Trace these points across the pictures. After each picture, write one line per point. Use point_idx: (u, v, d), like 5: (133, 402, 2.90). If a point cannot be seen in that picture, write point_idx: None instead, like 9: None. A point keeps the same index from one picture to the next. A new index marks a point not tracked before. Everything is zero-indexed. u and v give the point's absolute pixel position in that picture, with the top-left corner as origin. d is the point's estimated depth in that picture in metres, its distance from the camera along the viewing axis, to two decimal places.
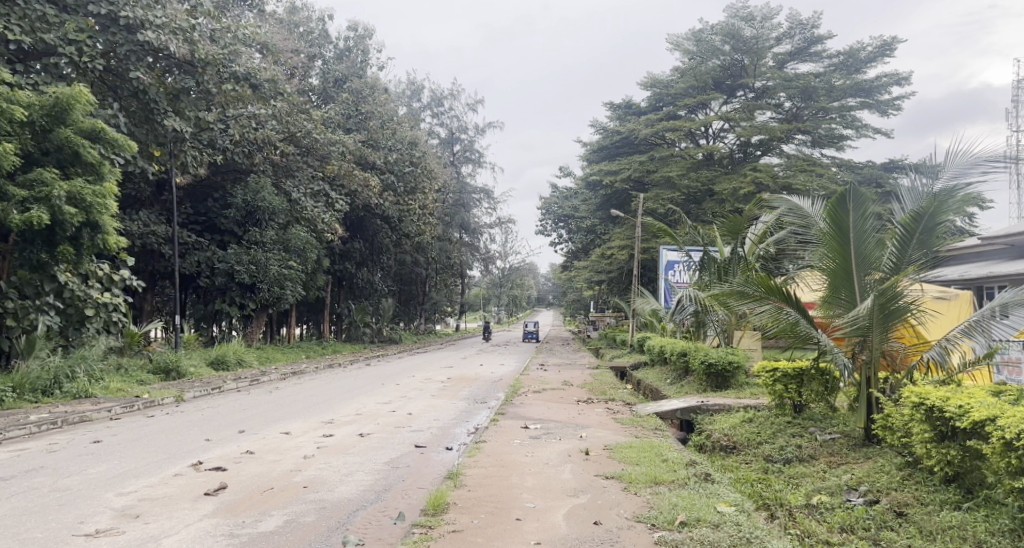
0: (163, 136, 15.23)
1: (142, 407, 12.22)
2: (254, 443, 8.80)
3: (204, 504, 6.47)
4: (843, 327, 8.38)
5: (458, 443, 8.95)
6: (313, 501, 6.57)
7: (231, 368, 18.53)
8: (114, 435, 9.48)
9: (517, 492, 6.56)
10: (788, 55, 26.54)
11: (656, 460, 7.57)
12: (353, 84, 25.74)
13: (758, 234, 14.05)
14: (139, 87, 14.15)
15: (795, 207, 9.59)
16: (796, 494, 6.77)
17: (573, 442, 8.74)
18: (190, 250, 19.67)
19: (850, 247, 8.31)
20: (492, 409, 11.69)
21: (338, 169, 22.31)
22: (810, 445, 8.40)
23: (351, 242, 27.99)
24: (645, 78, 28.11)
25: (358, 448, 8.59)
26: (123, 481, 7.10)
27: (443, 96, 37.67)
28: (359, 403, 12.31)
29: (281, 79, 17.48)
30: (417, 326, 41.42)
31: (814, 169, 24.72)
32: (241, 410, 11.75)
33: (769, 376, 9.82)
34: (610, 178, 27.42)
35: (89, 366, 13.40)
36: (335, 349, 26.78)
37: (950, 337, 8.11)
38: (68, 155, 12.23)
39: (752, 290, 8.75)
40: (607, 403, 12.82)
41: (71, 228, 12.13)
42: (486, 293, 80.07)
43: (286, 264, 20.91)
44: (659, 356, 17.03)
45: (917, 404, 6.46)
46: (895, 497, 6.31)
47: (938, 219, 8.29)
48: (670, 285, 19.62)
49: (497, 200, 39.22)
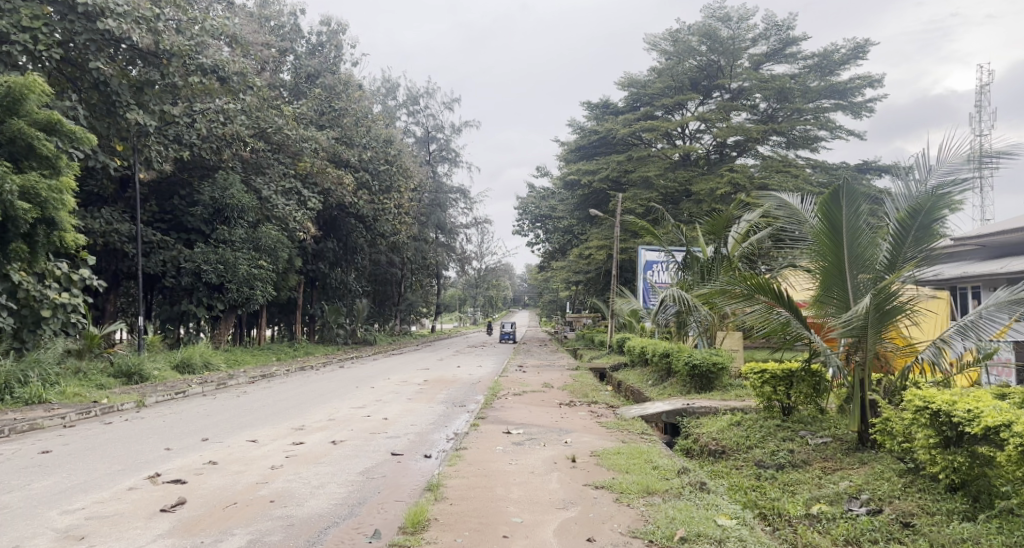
0: (126, 131, 14.63)
1: (100, 413, 11.65)
2: (218, 452, 8.29)
3: (159, 522, 5.99)
4: (838, 328, 8.04)
5: (437, 451, 8.50)
6: (280, 518, 6.11)
7: (198, 371, 17.87)
8: (65, 444, 8.93)
9: (502, 505, 6.14)
10: (764, 56, 26.40)
11: (647, 468, 7.19)
12: (325, 81, 25.14)
13: (741, 233, 13.78)
14: (99, 78, 13.56)
15: (784, 203, 9.20)
16: (793, 503, 6.42)
17: (558, 449, 8.33)
18: (155, 249, 19.00)
19: (843, 245, 8.01)
20: (470, 413, 11.27)
21: (310, 166, 21.90)
22: (802, 449, 8.06)
23: (324, 242, 27.35)
24: (622, 78, 27.83)
25: (330, 457, 8.11)
26: (70, 497, 6.58)
27: (419, 95, 37.13)
28: (332, 407, 11.80)
29: (251, 73, 16.89)
30: (392, 327, 40.83)
31: (790, 170, 24.59)
32: (205, 415, 11.21)
33: (757, 378, 9.46)
34: (587, 178, 27.14)
35: (42, 371, 12.78)
36: (307, 350, 26.13)
37: (944, 337, 7.70)
38: (22, 148, 11.62)
39: (743, 289, 8.42)
40: (588, 405, 12.43)
41: (25, 225, 11.60)
42: (463, 293, 79.50)
43: (256, 263, 20.28)
44: (640, 357, 16.70)
45: (921, 408, 6.14)
46: (898, 506, 5.98)
47: (934, 216, 7.97)
48: (649, 284, 19.29)
49: (473, 200, 38.78)
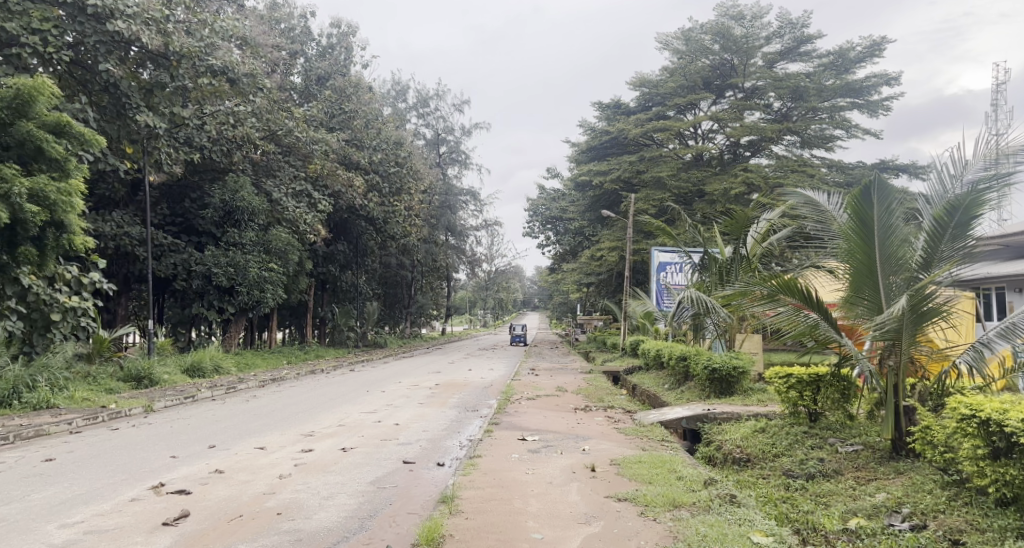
0: (136, 133, 14.37)
1: (106, 419, 11.38)
2: (225, 461, 7.99)
3: (160, 537, 5.69)
4: (870, 331, 7.67)
5: (450, 459, 8.19)
6: (288, 533, 5.79)
7: (208, 376, 17.62)
8: (70, 452, 8.64)
9: (521, 520, 5.82)
10: (779, 55, 25.87)
11: (672, 479, 6.85)
12: (336, 82, 24.87)
13: (761, 232, 13.40)
14: (108, 79, 13.36)
15: (809, 199, 8.80)
16: (829, 516, 6.08)
17: (576, 457, 7.99)
18: (165, 252, 18.79)
19: (875, 245, 7.63)
20: (485, 418, 10.95)
21: (321, 168, 21.65)
22: (833, 458, 7.70)
23: (334, 244, 27.09)
24: (633, 78, 27.39)
25: (339, 465, 7.79)
26: (70, 510, 6.29)
27: (429, 97, 36.86)
28: (342, 413, 11.50)
29: (260, 74, 16.62)
30: (402, 330, 40.55)
31: (805, 170, 24.13)
32: (215, 421, 10.93)
33: (783, 383, 9.07)
34: (599, 178, 26.73)
35: (50, 375, 12.51)
36: (318, 354, 25.83)
37: (984, 342, 7.30)
38: (31, 150, 11.39)
39: (766, 290, 8.11)
40: (606, 410, 12.09)
41: (33, 228, 11.35)
42: (473, 296, 79.17)
43: (266, 266, 20.03)
44: (656, 360, 16.30)
45: (967, 417, 5.80)
46: (945, 522, 5.65)
47: (972, 212, 7.52)
48: (664, 286, 18.92)
49: (483, 203, 38.46)
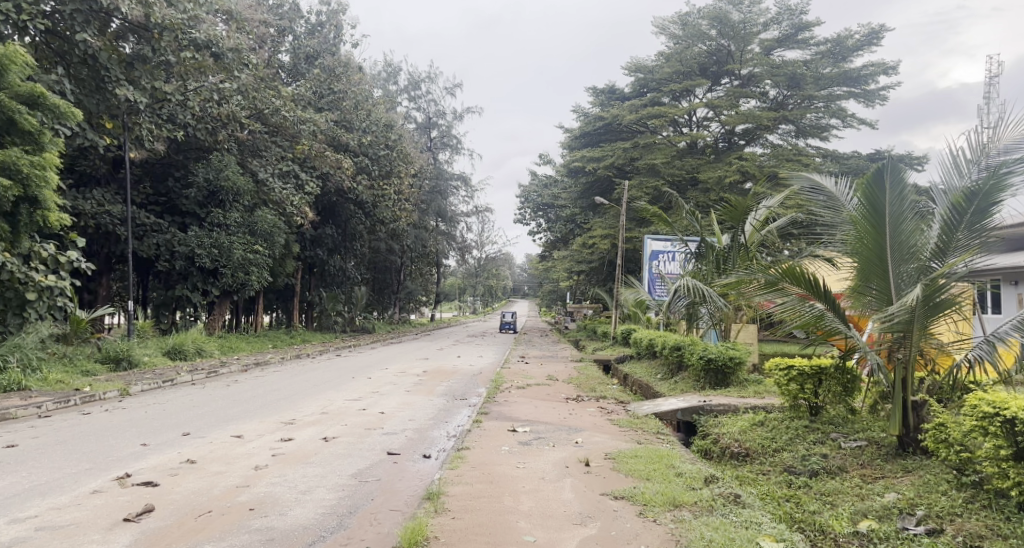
0: (116, 107, 13.82)
1: (79, 403, 10.92)
2: (198, 449, 7.57)
3: (119, 535, 5.27)
4: (878, 322, 7.28)
5: (437, 450, 7.79)
6: (260, 531, 5.39)
7: (189, 358, 17.15)
8: (35, 438, 8.18)
9: (511, 520, 5.44)
10: (776, 41, 25.18)
11: (670, 476, 6.47)
12: (326, 62, 24.06)
13: (759, 220, 12.92)
14: (87, 52, 12.82)
15: (816, 184, 8.29)
16: (837, 516, 5.76)
17: (569, 450, 7.63)
18: (148, 232, 18.24)
19: (886, 232, 7.25)
20: (473, 407, 10.55)
21: (309, 150, 21.14)
22: (836, 455, 7.33)
23: (322, 228, 26.57)
24: (628, 62, 26.93)
25: (319, 456, 7.39)
26: (24, 503, 5.85)
27: (420, 80, 36.22)
28: (326, 399, 11.08)
29: (246, 49, 15.98)
30: (391, 315, 40.10)
31: (800, 159, 23.61)
32: (191, 406, 10.48)
33: (782, 375, 8.68)
34: (592, 165, 26.19)
35: (24, 355, 12.03)
36: (304, 338, 25.40)
37: (997, 334, 6.98)
38: (3, 122, 10.83)
39: (768, 278, 7.75)
40: (598, 400, 11.74)
41: (7, 203, 10.96)
42: (462, 283, 78.71)
43: (251, 248, 19.49)
44: (648, 349, 15.99)
45: (989, 415, 5.53)
46: (962, 527, 5.36)
47: (992, 198, 7.10)
48: (656, 274, 18.54)
49: (474, 189, 37.96)
